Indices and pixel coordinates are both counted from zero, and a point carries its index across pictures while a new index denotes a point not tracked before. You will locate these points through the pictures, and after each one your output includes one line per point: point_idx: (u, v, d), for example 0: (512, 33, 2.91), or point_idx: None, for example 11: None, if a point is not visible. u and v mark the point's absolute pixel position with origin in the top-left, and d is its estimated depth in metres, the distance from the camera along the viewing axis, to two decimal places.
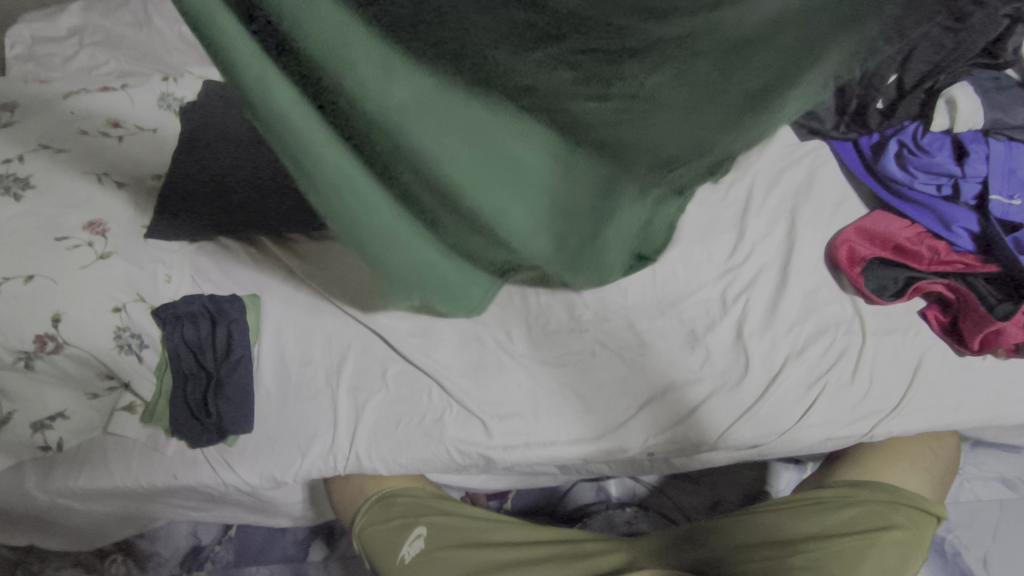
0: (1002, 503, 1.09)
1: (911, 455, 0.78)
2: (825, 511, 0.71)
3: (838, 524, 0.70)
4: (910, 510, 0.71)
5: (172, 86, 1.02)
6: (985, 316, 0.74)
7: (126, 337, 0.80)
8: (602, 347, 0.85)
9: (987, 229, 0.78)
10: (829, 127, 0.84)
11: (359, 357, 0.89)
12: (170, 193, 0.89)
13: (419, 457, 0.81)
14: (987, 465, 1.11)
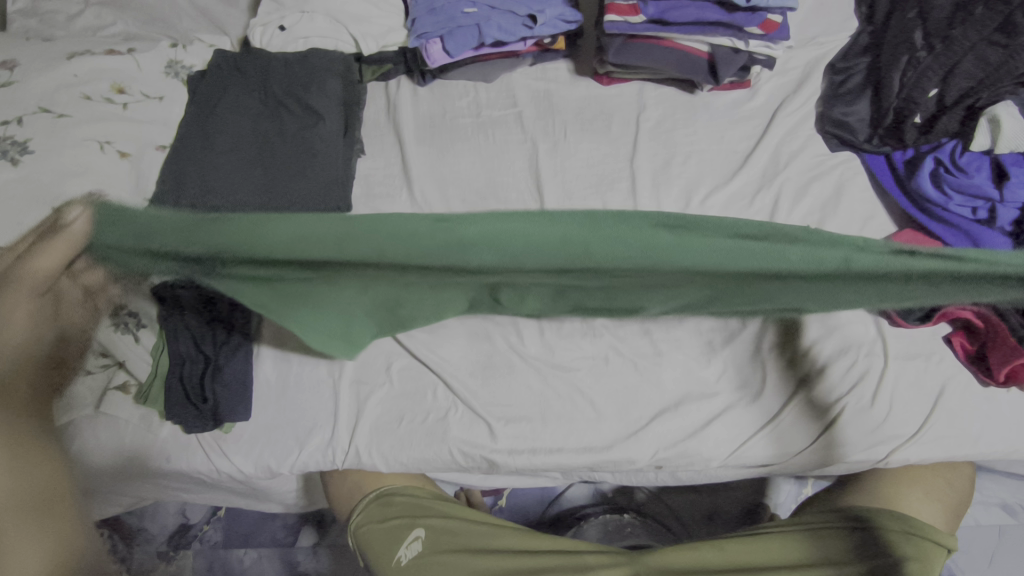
0: (1002, 528, 1.08)
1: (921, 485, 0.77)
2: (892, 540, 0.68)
3: (899, 551, 0.67)
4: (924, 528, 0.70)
5: (180, 53, 1.03)
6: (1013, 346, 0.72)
7: (124, 318, 0.78)
8: (616, 355, 0.82)
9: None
10: (861, 139, 0.89)
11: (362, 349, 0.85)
12: (169, 178, 0.87)
13: (421, 456, 0.79)
14: (990, 491, 1.10)
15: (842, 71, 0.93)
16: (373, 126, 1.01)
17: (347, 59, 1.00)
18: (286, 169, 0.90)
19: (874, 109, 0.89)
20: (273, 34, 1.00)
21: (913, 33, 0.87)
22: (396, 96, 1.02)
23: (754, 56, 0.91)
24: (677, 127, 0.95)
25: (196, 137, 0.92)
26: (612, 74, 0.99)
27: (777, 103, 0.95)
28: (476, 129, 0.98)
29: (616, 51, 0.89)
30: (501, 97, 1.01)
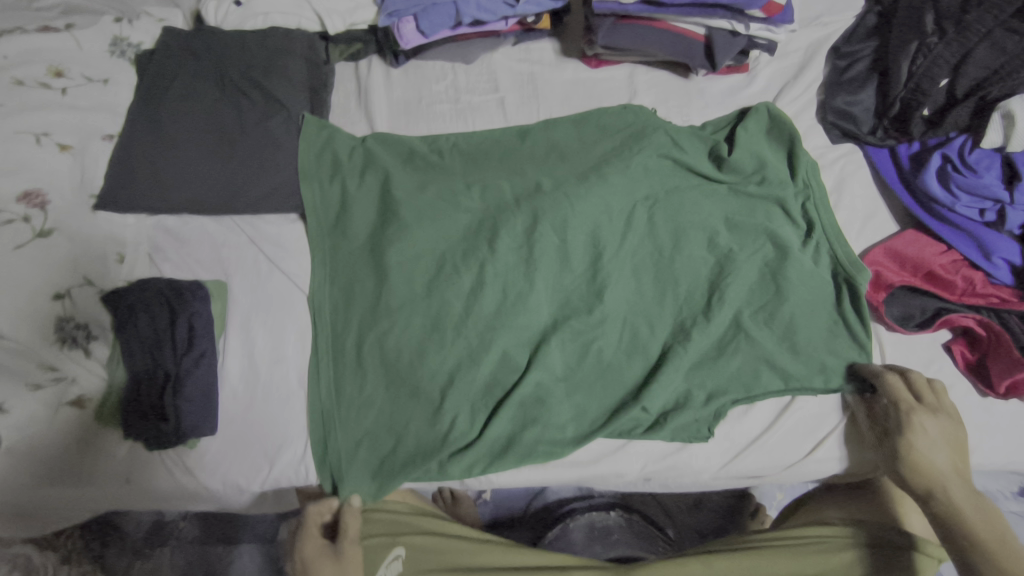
0: None
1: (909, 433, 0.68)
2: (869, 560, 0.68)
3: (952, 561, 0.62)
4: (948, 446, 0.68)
5: (126, 28, 0.93)
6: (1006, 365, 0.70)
7: (71, 329, 0.74)
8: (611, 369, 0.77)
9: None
10: (864, 131, 0.84)
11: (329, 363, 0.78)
12: (129, 174, 0.82)
13: (413, 483, 0.75)
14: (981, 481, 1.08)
15: (847, 56, 0.87)
16: (343, 112, 0.93)
17: (311, 38, 0.91)
18: (251, 169, 0.84)
19: (879, 99, 0.83)
20: (230, 11, 0.91)
21: (923, 15, 0.81)
22: (368, 79, 0.94)
23: (754, 40, 0.85)
24: (670, 116, 0.89)
25: (150, 133, 0.84)
26: (601, 56, 0.92)
27: (775, 92, 0.89)
28: (455, 118, 0.92)
29: (606, 33, 0.82)
30: (481, 81, 0.94)
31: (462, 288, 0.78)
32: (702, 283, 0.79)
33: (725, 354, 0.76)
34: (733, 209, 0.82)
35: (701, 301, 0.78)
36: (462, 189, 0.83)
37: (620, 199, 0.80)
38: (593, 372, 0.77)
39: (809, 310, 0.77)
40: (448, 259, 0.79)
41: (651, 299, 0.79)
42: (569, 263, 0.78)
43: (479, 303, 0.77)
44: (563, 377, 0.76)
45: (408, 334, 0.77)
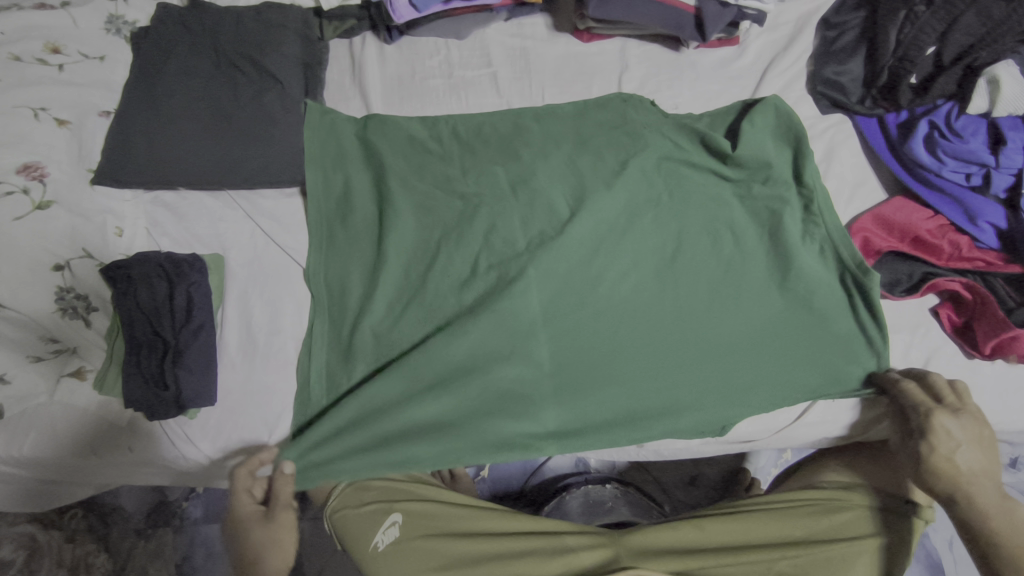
0: None
1: (931, 436, 0.65)
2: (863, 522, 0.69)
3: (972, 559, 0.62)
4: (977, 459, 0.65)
5: (121, 6, 0.94)
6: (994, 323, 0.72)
7: (70, 300, 0.75)
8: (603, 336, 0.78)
9: (1017, 224, 0.73)
10: (853, 100, 0.85)
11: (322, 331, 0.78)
12: (126, 149, 0.83)
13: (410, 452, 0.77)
14: None
15: (837, 26, 0.87)
16: (337, 88, 0.94)
17: (305, 13, 0.92)
18: (246, 144, 0.85)
19: (867, 68, 0.84)
20: None
21: None
22: (362, 55, 0.94)
23: (743, 11, 0.85)
24: (662, 88, 0.90)
25: (149, 110, 0.85)
26: (592, 30, 0.93)
27: (765, 64, 0.90)
28: (448, 93, 0.93)
29: (597, 3, 0.83)
30: (474, 56, 0.94)
31: (457, 275, 0.76)
32: (701, 283, 0.77)
33: (720, 353, 0.75)
34: (732, 207, 0.81)
35: (698, 287, 0.77)
36: (456, 182, 0.81)
37: (618, 187, 0.79)
38: (587, 369, 0.74)
39: (802, 321, 0.76)
40: (445, 248, 0.78)
41: (649, 288, 0.77)
42: (565, 250, 0.76)
43: (475, 289, 0.75)
44: (553, 374, 0.73)
45: (402, 330, 0.75)
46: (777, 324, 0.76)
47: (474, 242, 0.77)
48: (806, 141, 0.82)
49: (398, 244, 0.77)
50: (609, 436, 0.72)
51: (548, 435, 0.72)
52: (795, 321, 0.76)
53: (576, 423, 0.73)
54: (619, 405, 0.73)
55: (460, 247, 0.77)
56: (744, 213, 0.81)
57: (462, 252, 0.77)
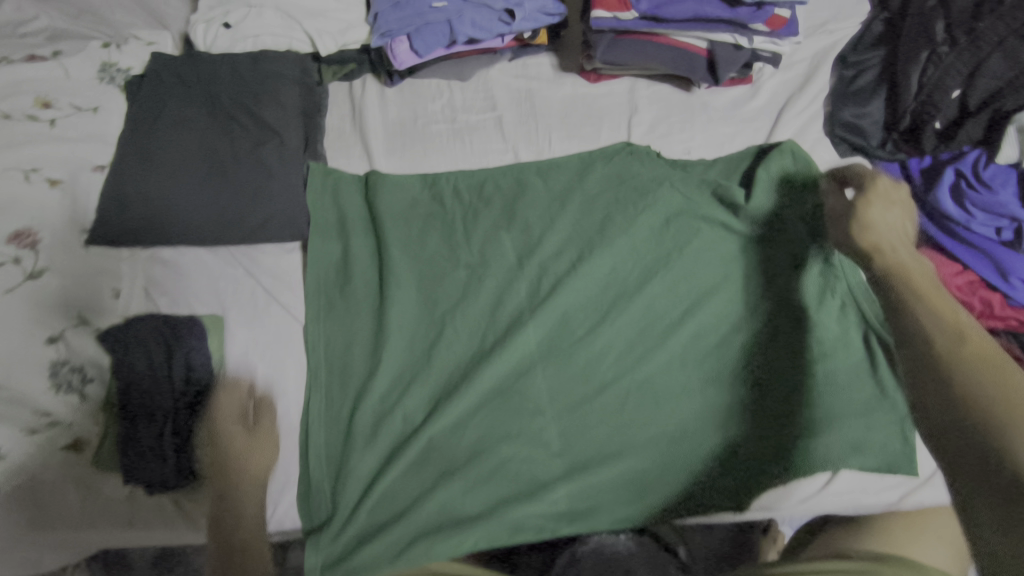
0: None
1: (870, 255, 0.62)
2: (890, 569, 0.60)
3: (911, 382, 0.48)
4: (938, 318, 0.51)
5: (114, 54, 0.91)
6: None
7: (64, 374, 0.72)
8: (616, 400, 0.76)
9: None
10: (873, 144, 0.81)
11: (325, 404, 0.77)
12: (118, 208, 0.81)
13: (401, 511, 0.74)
14: None
15: (854, 65, 0.84)
16: (337, 135, 0.91)
17: (303, 60, 0.89)
18: (245, 200, 0.82)
19: (888, 112, 0.81)
20: (219, 34, 0.88)
21: (932, 24, 0.79)
22: (362, 99, 0.91)
23: (758, 53, 0.82)
24: (673, 132, 0.87)
25: (148, 168, 0.82)
26: (600, 71, 0.90)
27: (780, 105, 0.86)
28: (451, 139, 0.89)
29: (605, 50, 0.79)
30: (478, 99, 0.91)
31: (465, 351, 0.79)
32: (709, 350, 0.77)
33: (732, 423, 0.74)
34: (744, 265, 0.80)
35: (697, 353, 0.77)
36: (464, 250, 0.82)
37: (617, 256, 0.81)
38: (596, 446, 0.75)
39: (821, 384, 0.74)
40: (439, 320, 0.80)
41: (655, 363, 0.77)
42: (572, 325, 0.79)
43: (486, 363, 0.76)
44: (559, 453, 0.74)
45: (409, 405, 0.76)
46: (796, 390, 0.74)
47: (481, 306, 0.80)
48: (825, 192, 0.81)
49: (405, 317, 0.80)
50: (624, 511, 0.72)
51: (562, 513, 0.72)
52: (812, 384, 0.74)
53: (589, 500, 0.72)
54: (631, 480, 0.73)
55: (461, 319, 0.79)
56: (755, 270, 0.79)
57: (463, 325, 0.79)
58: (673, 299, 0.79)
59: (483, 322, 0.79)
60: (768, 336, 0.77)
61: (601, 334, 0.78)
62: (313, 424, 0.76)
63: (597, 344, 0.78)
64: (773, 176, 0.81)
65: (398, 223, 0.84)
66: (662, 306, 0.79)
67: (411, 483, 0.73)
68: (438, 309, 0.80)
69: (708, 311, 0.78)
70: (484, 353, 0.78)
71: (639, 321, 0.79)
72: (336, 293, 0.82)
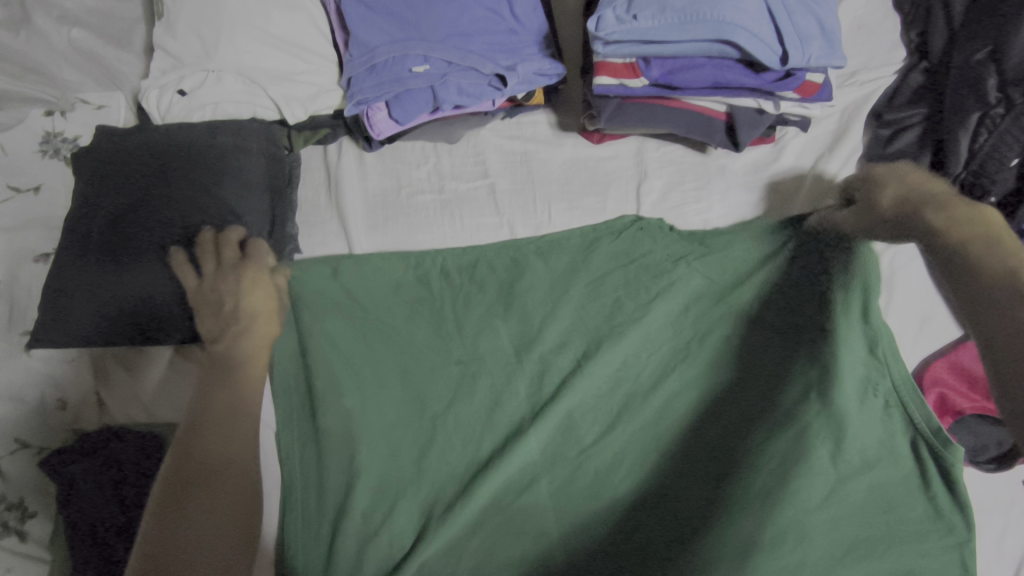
0: None
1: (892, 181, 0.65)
2: None
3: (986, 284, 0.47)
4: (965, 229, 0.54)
5: (60, 122, 0.82)
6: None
7: (3, 510, 0.65)
8: (636, 519, 0.65)
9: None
10: None
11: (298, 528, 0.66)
12: (54, 307, 0.70)
13: None
14: None
15: (891, 124, 0.75)
16: (312, 210, 0.82)
17: (269, 127, 0.79)
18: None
19: (933, 179, 0.71)
20: (173, 101, 0.77)
21: (984, 80, 0.69)
22: (338, 167, 0.82)
23: (785, 116, 0.72)
24: (687, 201, 0.78)
25: (93, 258, 0.72)
26: (603, 131, 0.79)
27: (806, 168, 0.77)
28: (439, 211, 0.80)
29: (610, 115, 0.70)
30: (468, 164, 0.82)
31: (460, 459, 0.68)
32: (737, 458, 0.65)
33: (771, 543, 0.61)
34: (774, 355, 0.70)
35: (727, 461, 0.66)
36: (454, 341, 0.72)
37: (627, 348, 0.71)
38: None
39: (870, 505, 0.63)
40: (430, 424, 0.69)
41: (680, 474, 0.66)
42: (579, 426, 0.69)
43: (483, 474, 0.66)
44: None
45: (397, 528, 0.65)
46: (840, 511, 0.62)
47: (476, 406, 0.70)
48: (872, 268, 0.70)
49: (387, 421, 0.70)
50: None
51: None
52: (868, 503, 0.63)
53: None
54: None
55: (452, 425, 0.69)
56: (785, 363, 0.70)
57: (454, 429, 0.69)
58: (696, 398, 0.69)
59: (475, 422, 0.70)
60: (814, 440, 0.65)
61: (612, 441, 0.68)
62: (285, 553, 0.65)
63: (609, 451, 0.68)
64: (798, 254, 0.72)
65: (380, 312, 0.74)
66: (683, 403, 0.69)
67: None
68: (427, 414, 0.70)
69: (738, 412, 0.68)
70: (478, 465, 0.68)
71: (656, 424, 0.68)
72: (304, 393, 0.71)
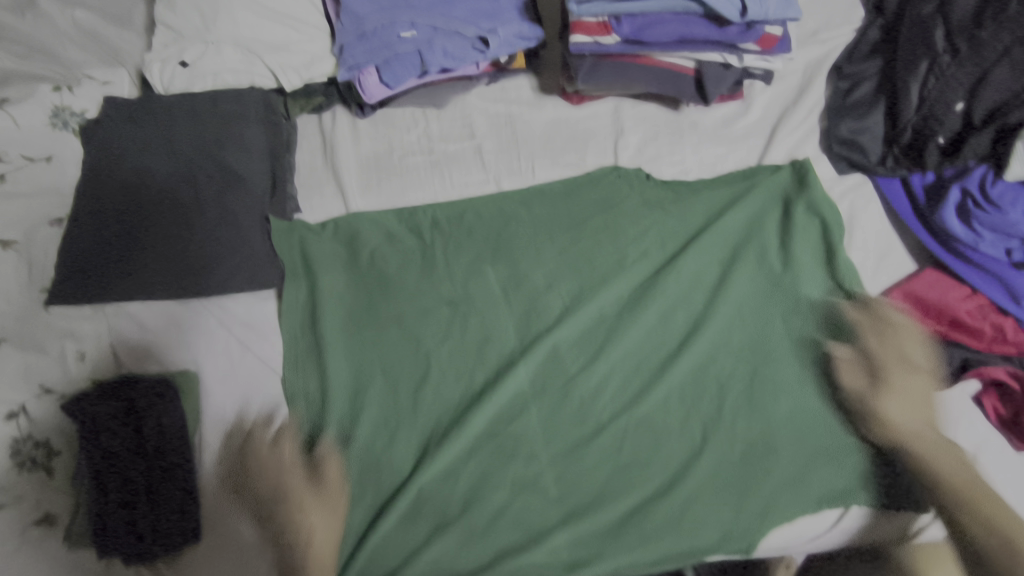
0: None
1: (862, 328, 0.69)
2: None
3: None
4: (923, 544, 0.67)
5: (66, 97, 0.86)
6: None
7: (28, 450, 0.69)
8: (616, 440, 0.72)
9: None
10: (873, 161, 0.77)
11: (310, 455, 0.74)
12: (76, 264, 0.76)
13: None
14: None
15: (850, 77, 0.80)
16: (309, 173, 0.86)
17: (267, 95, 0.84)
18: (214, 256, 0.77)
19: (888, 125, 0.77)
20: (176, 73, 0.82)
21: (932, 32, 0.74)
22: (332, 134, 0.87)
23: (748, 70, 0.77)
24: (662, 154, 0.83)
25: (112, 222, 0.77)
26: (582, 91, 0.85)
27: (772, 121, 0.83)
28: (429, 171, 0.85)
29: (587, 74, 0.75)
30: (455, 127, 0.87)
31: (456, 390, 0.76)
32: (701, 382, 0.74)
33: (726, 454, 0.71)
34: (743, 291, 0.76)
35: (694, 385, 0.74)
36: (444, 281, 0.80)
37: (605, 287, 0.77)
38: (594, 488, 0.71)
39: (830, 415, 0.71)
40: (425, 359, 0.77)
41: (657, 401, 0.73)
42: (562, 358, 0.76)
43: (477, 404, 0.73)
44: (558, 499, 0.71)
45: (401, 452, 0.74)
46: (803, 421, 0.71)
47: (466, 342, 0.78)
48: (830, 210, 0.76)
49: (388, 359, 0.78)
50: (629, 557, 0.68)
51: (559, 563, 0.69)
52: (817, 419, 0.71)
53: (589, 549, 0.69)
54: (635, 526, 0.69)
55: (447, 357, 0.77)
56: (754, 299, 0.76)
57: (449, 364, 0.77)
58: (671, 332, 0.76)
59: (468, 358, 0.77)
60: (768, 366, 0.73)
61: (594, 371, 0.74)
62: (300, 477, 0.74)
63: (592, 382, 0.74)
64: (766, 205, 0.78)
65: (377, 262, 0.81)
66: (658, 338, 0.76)
67: (406, 538, 0.70)
68: (421, 352, 0.78)
69: (707, 342, 0.75)
70: (470, 389, 0.76)
71: (635, 357, 0.75)
72: (310, 340, 0.79)
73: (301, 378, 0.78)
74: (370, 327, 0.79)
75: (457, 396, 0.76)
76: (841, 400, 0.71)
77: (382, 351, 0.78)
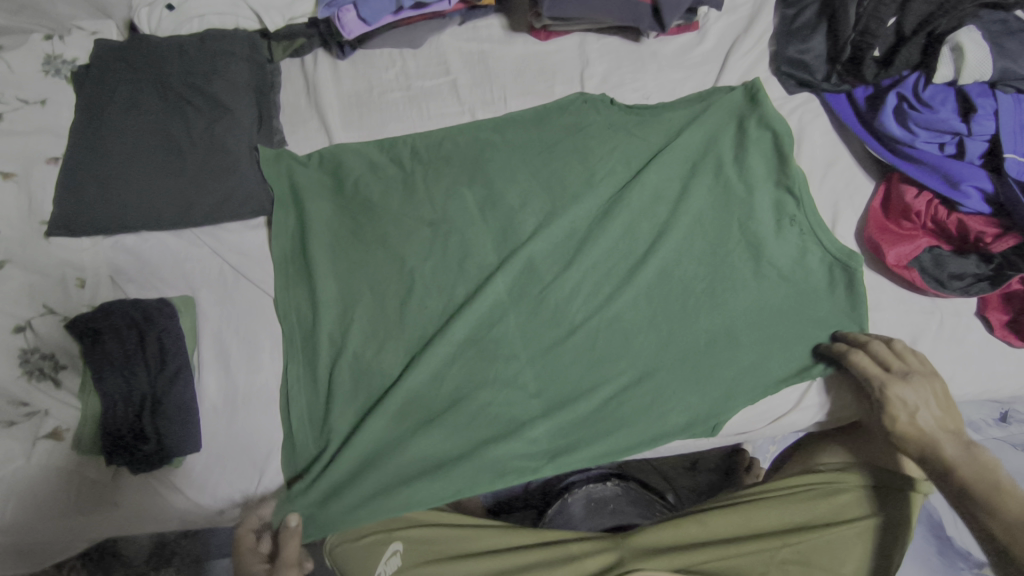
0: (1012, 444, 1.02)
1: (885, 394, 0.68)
2: (770, 509, 0.71)
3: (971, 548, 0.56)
4: (917, 379, 0.68)
5: (58, 46, 0.89)
6: (962, 294, 0.76)
7: (35, 361, 0.73)
8: (591, 340, 0.78)
9: (1002, 190, 0.71)
10: (819, 78, 0.84)
11: (304, 366, 0.79)
12: (71, 196, 0.79)
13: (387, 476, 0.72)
14: (988, 406, 1.04)
15: (795, 4, 0.86)
16: (293, 112, 0.91)
17: (251, 37, 0.88)
18: (206, 186, 0.81)
19: (830, 44, 0.83)
20: (162, 16, 0.88)
21: None
22: (314, 75, 0.91)
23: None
24: (624, 82, 0.89)
25: (103, 154, 0.80)
26: (549, 28, 0.90)
27: (726, 48, 0.89)
28: (408, 105, 0.90)
29: (551, 2, 0.81)
30: (431, 65, 0.92)
31: (440, 303, 0.80)
32: (667, 284, 0.79)
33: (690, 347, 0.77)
34: (703, 202, 0.82)
35: (662, 287, 0.79)
36: (424, 206, 0.83)
37: (577, 202, 0.82)
38: (572, 384, 0.77)
39: (786, 307, 0.78)
40: (407, 276, 0.80)
41: (628, 303, 0.79)
42: (539, 268, 0.80)
43: (460, 312, 0.77)
44: (537, 394, 0.76)
45: (390, 359, 0.78)
46: (763, 313, 0.78)
47: (448, 258, 0.81)
48: (783, 124, 0.83)
49: (374, 279, 0.81)
50: (603, 444, 0.74)
51: (542, 452, 0.74)
52: (775, 310, 0.77)
53: (567, 438, 0.75)
54: (609, 415, 0.75)
55: (430, 274, 0.80)
56: (714, 208, 0.82)
57: (430, 279, 0.80)
58: (639, 240, 0.81)
59: (450, 273, 0.80)
60: (730, 267, 0.79)
61: (569, 278, 0.79)
62: (294, 388, 0.77)
63: (567, 288, 0.79)
64: (723, 123, 0.84)
65: (362, 189, 0.85)
66: (627, 247, 0.81)
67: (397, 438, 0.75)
68: (405, 269, 0.81)
69: (673, 247, 0.80)
70: (453, 300, 0.79)
71: (607, 264, 0.80)
72: (299, 263, 0.83)
73: (291, 299, 0.81)
74: (355, 248, 0.82)
75: (440, 307, 0.80)
76: (792, 293, 0.78)
77: (368, 270, 0.81)
